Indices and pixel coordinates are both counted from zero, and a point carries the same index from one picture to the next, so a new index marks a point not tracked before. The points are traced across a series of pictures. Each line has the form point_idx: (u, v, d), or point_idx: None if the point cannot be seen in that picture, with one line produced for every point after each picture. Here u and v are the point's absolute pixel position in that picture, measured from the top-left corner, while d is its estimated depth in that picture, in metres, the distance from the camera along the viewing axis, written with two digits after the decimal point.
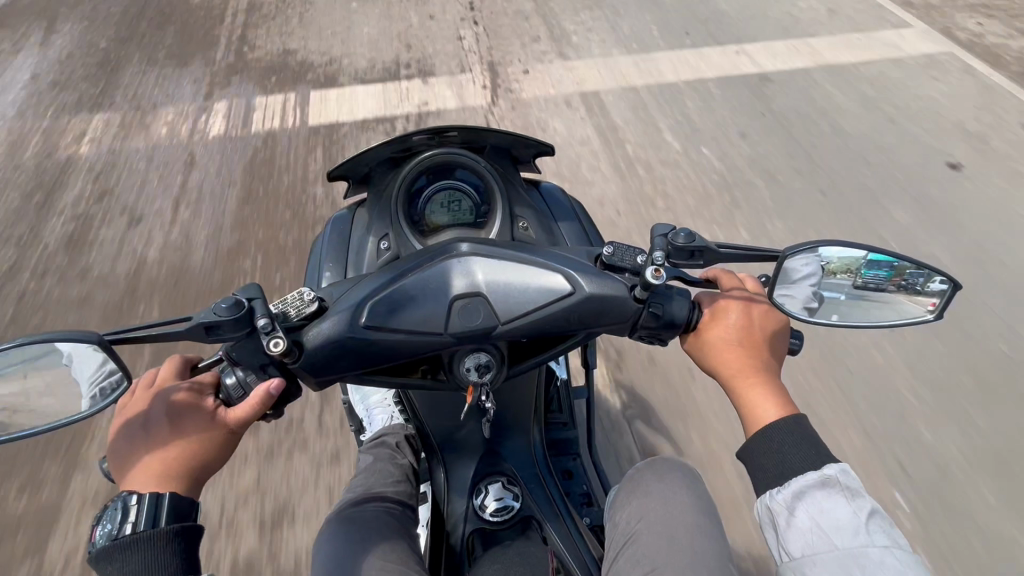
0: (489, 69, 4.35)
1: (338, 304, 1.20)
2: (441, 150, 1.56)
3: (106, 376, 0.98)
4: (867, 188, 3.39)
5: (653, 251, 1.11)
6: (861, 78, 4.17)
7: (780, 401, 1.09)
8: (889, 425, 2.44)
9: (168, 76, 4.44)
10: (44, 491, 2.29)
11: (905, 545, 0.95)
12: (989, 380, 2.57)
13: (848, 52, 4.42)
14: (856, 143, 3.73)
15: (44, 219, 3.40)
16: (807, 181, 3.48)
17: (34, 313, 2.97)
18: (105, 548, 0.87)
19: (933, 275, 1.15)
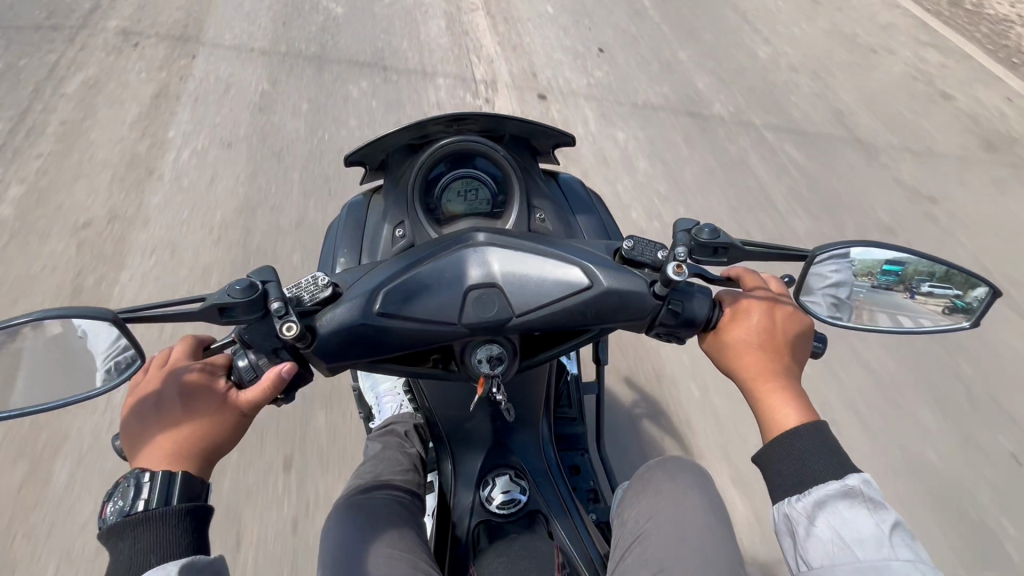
0: (506, 41, 4.17)
1: (352, 289, 1.19)
2: (460, 137, 1.53)
3: (121, 352, 0.98)
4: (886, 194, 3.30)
5: (675, 246, 1.08)
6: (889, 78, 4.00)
7: (801, 406, 1.06)
8: (908, 434, 2.39)
9: (168, 29, 4.22)
10: (49, 465, 2.28)
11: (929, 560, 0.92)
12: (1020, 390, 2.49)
13: (878, 43, 4.25)
14: (885, 139, 3.60)
15: (35, 177, 3.23)
16: (834, 180, 3.38)
17: (24, 277, 2.83)
18: (117, 523, 0.87)
19: (968, 276, 1.10)
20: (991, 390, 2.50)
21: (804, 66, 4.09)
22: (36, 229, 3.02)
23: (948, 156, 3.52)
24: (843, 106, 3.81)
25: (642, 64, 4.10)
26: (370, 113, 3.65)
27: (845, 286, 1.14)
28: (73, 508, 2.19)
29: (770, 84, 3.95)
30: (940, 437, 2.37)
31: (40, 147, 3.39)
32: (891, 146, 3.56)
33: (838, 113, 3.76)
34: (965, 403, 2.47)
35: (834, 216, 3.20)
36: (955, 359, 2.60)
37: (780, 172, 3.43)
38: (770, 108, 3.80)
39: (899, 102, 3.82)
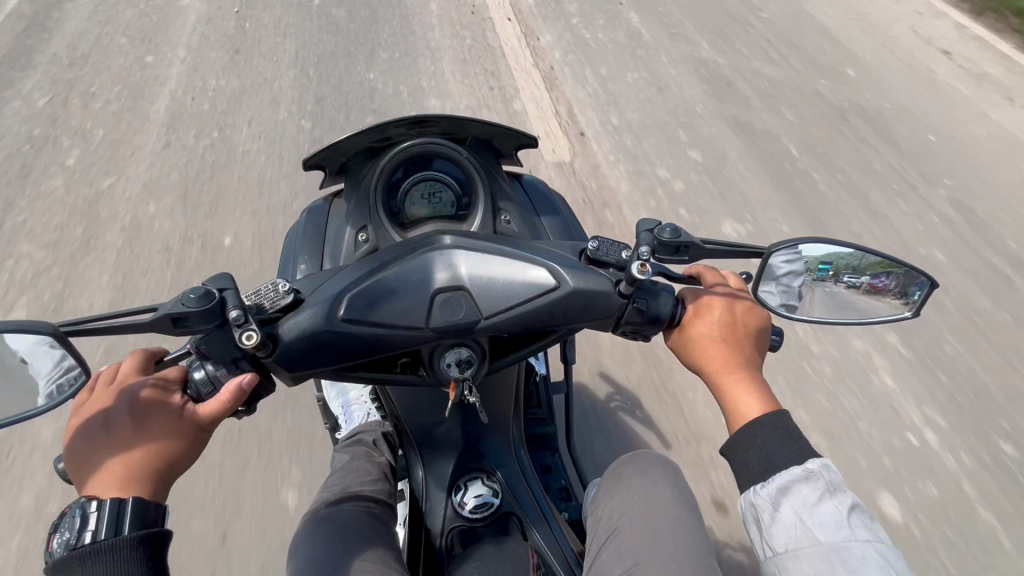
0: (474, 49, 4.23)
1: (315, 296, 1.16)
2: (421, 140, 1.51)
3: (63, 372, 0.92)
4: (845, 181, 3.37)
5: (638, 245, 1.10)
6: (845, 68, 4.10)
7: (763, 398, 1.10)
8: (867, 417, 2.48)
9: (132, 51, 4.20)
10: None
11: (884, 538, 0.97)
12: (969, 369, 2.60)
13: (834, 36, 4.38)
14: (851, 126, 3.70)
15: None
16: (793, 169, 3.45)
17: None
18: (63, 557, 0.82)
19: (907, 270, 1.18)
20: (943, 370, 2.60)
21: (767, 57, 4.20)
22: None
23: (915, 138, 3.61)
24: (808, 95, 3.92)
25: (612, 60, 4.16)
26: (338, 122, 3.64)
27: (801, 279, 1.19)
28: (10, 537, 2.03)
29: (740, 76, 4.05)
30: (896, 419, 2.47)
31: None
32: (856, 131, 3.67)
33: (805, 102, 3.87)
34: (926, 385, 2.56)
35: (804, 202, 3.27)
36: (915, 342, 2.71)
37: (752, 161, 3.48)
38: (739, 99, 3.88)
39: (863, 89, 3.93)
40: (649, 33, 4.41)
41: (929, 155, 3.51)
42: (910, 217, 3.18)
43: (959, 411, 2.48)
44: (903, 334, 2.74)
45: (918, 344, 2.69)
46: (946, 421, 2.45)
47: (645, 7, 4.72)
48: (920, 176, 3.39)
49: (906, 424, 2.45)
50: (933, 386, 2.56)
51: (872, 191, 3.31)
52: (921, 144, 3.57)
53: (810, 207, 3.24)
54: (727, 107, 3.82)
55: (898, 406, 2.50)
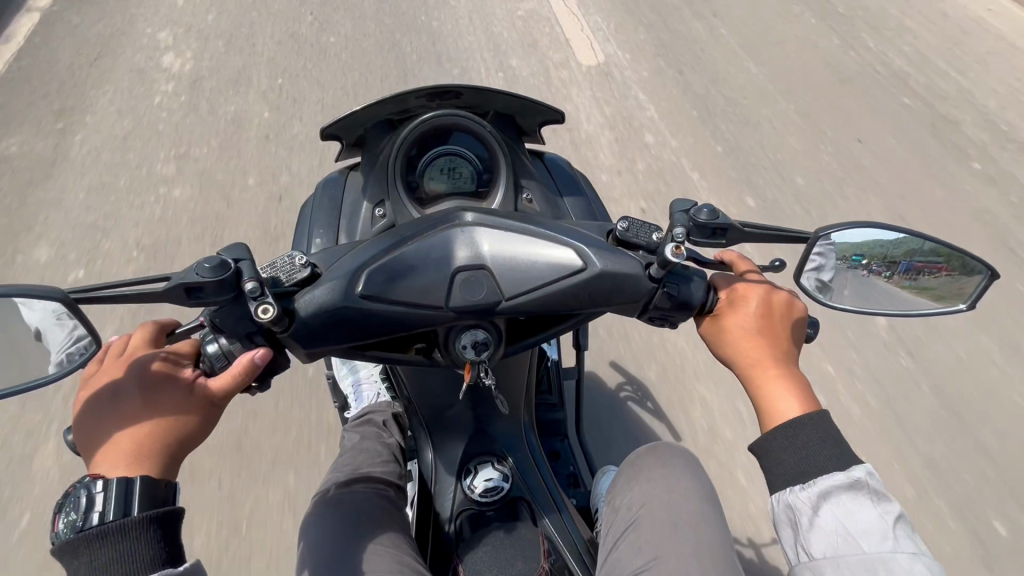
0: (498, 30, 4.16)
1: (332, 270, 1.11)
2: (442, 112, 1.45)
3: (73, 341, 0.89)
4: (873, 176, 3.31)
5: (673, 227, 1.05)
6: (875, 61, 4.01)
7: (797, 393, 1.05)
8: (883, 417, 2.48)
9: (151, 16, 4.12)
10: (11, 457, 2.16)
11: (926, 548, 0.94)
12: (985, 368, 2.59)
13: (865, 27, 4.27)
14: (877, 117, 3.63)
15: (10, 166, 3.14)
16: (819, 161, 3.39)
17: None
18: (71, 539, 0.79)
19: (963, 255, 1.12)
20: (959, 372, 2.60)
21: (796, 47, 4.12)
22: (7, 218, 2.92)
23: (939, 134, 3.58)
24: (833, 85, 3.86)
25: (639, 46, 4.09)
26: (359, 97, 3.59)
27: (845, 267, 1.13)
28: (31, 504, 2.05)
29: (763, 64, 3.99)
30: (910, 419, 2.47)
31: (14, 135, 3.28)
32: (881, 122, 3.62)
33: (829, 93, 3.80)
34: (943, 386, 2.55)
35: (824, 196, 3.23)
36: (931, 344, 2.70)
37: (772, 152, 3.44)
38: (762, 87, 3.83)
39: (894, 84, 3.85)
40: (679, 20, 4.33)
41: (955, 150, 3.45)
42: (937, 215, 3.14)
43: (971, 414, 2.48)
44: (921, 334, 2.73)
45: (934, 345, 2.69)
46: (959, 425, 2.46)
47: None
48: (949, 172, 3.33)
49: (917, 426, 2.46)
50: (948, 388, 2.55)
51: (897, 186, 3.27)
52: (944, 141, 3.54)
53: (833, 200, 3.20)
54: (750, 94, 3.76)
55: (911, 408, 2.50)
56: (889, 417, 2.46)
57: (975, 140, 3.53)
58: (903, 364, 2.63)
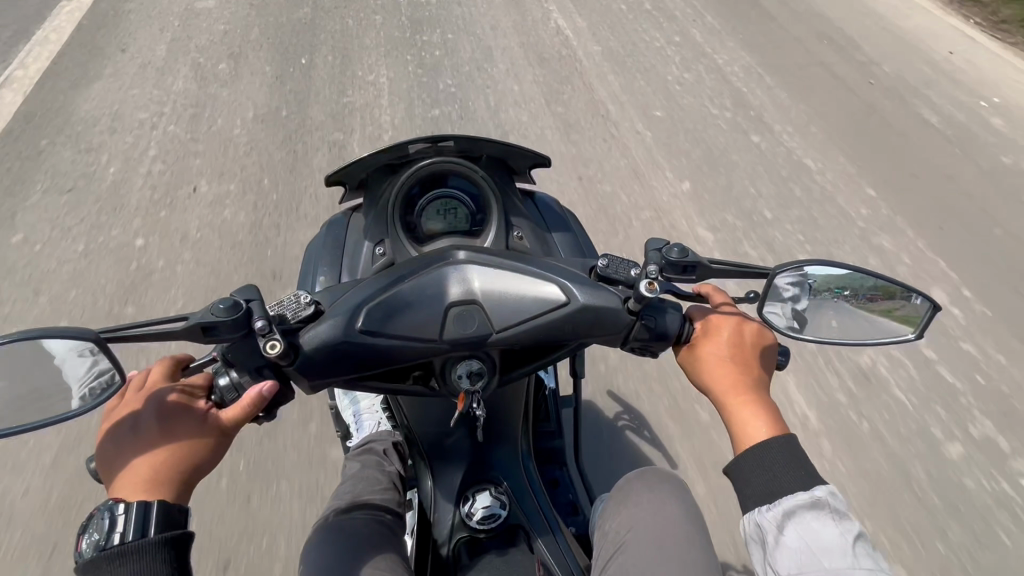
0: (501, 64, 4.32)
1: (335, 307, 1.21)
2: (438, 158, 1.57)
3: (96, 376, 0.98)
4: (862, 208, 3.39)
5: (647, 264, 1.14)
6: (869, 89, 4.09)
7: (769, 418, 1.12)
8: (883, 441, 2.47)
9: (170, 55, 4.32)
10: (25, 485, 2.23)
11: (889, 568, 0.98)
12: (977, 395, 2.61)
13: (858, 55, 4.35)
14: (864, 147, 3.72)
15: (35, 202, 3.30)
16: (808, 192, 3.48)
17: (13, 298, 2.85)
18: (93, 557, 0.87)
19: (916, 294, 1.21)
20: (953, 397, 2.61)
21: (790, 76, 4.22)
22: (28, 251, 3.05)
23: (932, 154, 3.66)
24: (823, 111, 3.95)
25: (637, 77, 4.21)
26: (368, 134, 3.72)
27: (807, 300, 1.21)
28: (44, 531, 2.11)
29: (756, 92, 4.12)
30: (908, 443, 2.46)
31: (40, 172, 3.45)
32: (872, 147, 3.71)
33: (821, 122, 3.89)
34: (937, 410, 2.56)
35: (816, 223, 3.32)
36: (927, 368, 2.70)
37: (764, 181, 3.53)
38: (754, 114, 3.93)
39: (887, 113, 3.92)
40: (676, 51, 4.46)
41: (942, 179, 3.52)
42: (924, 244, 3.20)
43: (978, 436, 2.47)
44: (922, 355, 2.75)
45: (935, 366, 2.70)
46: (966, 447, 2.44)
47: (673, 23, 4.75)
48: (937, 202, 3.39)
49: (923, 449, 2.44)
50: (942, 412, 2.56)
51: (885, 215, 3.34)
52: (937, 162, 3.62)
53: (827, 227, 3.28)
54: (743, 124, 3.86)
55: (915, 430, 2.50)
56: (884, 443, 2.46)
57: (967, 163, 3.61)
58: (900, 387, 2.64)
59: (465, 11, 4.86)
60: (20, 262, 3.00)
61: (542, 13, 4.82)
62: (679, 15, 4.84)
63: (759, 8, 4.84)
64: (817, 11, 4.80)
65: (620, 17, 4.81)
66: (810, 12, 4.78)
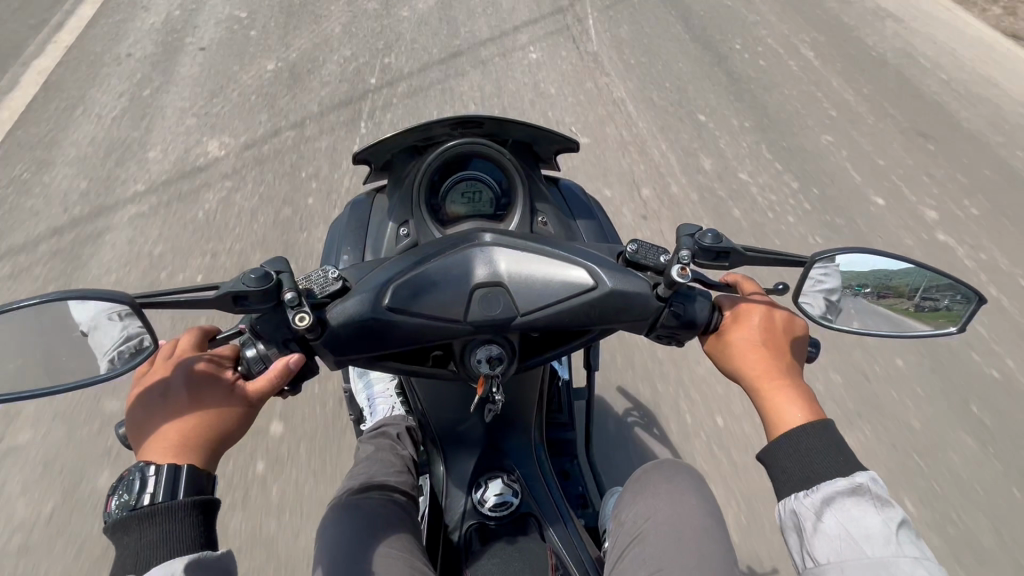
0: (517, 57, 4.30)
1: (361, 284, 1.20)
2: (464, 140, 1.55)
3: (127, 339, 0.98)
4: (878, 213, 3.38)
5: (679, 249, 1.13)
6: (883, 100, 4.12)
7: (800, 406, 1.10)
8: (890, 445, 2.49)
9: (187, 37, 4.32)
10: (45, 459, 2.27)
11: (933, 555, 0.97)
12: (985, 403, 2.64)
13: (873, 67, 4.38)
14: (879, 155, 3.73)
15: (48, 177, 3.29)
16: (824, 195, 3.48)
17: (25, 271, 2.85)
18: (123, 518, 0.87)
19: (955, 284, 1.18)
20: (962, 403, 2.63)
21: (806, 83, 4.23)
22: (42, 225, 3.05)
23: (945, 166, 3.69)
24: (838, 119, 3.96)
25: (653, 76, 4.20)
26: (382, 118, 3.70)
27: (841, 291, 1.19)
28: (64, 504, 2.16)
29: (772, 96, 4.11)
30: (915, 447, 2.49)
31: (54, 149, 3.45)
32: (888, 156, 3.73)
33: (837, 129, 3.89)
34: (945, 416, 2.59)
35: (831, 226, 3.31)
36: (936, 374, 2.72)
37: (779, 183, 3.52)
38: (771, 118, 3.94)
39: (900, 124, 3.95)
40: (693, 52, 4.45)
41: (955, 190, 3.55)
42: (937, 252, 3.21)
43: (986, 447, 2.50)
44: (933, 363, 2.76)
45: (946, 376, 2.71)
46: (973, 457, 2.47)
47: (691, 24, 4.74)
48: (949, 213, 3.42)
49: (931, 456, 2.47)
50: (951, 419, 2.58)
51: (900, 222, 3.34)
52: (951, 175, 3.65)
53: (843, 231, 3.28)
54: (759, 128, 3.86)
55: (924, 437, 2.52)
56: (893, 447, 2.48)
57: (981, 176, 3.64)
58: (910, 392, 2.66)
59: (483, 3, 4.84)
60: (33, 236, 3.00)
61: (560, 9, 4.81)
62: (697, 16, 4.84)
63: (778, 16, 4.88)
64: (834, 21, 4.83)
65: (638, 16, 4.79)
66: (825, 23, 4.82)
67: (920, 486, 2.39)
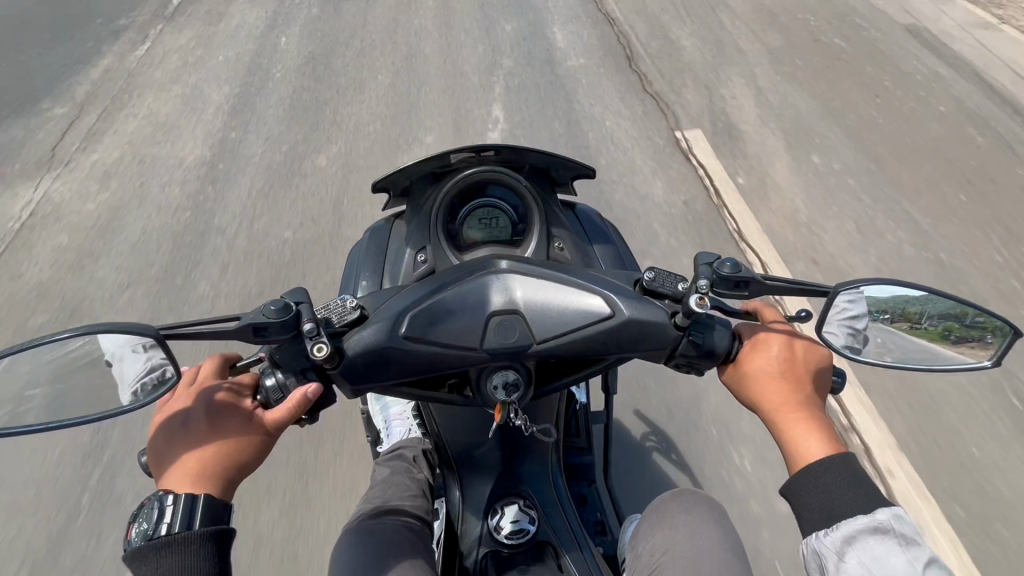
0: (532, 79, 4.37)
1: (378, 312, 1.21)
2: (481, 168, 1.57)
3: (149, 371, 0.99)
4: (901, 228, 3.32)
5: (697, 278, 1.11)
6: (901, 113, 4.08)
7: (826, 437, 1.06)
8: (925, 467, 2.39)
9: (215, 70, 4.52)
10: (75, 482, 2.35)
11: None
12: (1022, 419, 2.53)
13: (889, 81, 4.35)
14: (899, 169, 3.68)
15: (87, 208, 3.47)
16: (842, 212, 3.43)
17: (66, 301, 3.01)
18: (141, 546, 0.88)
19: (987, 317, 1.14)
20: (996, 421, 2.53)
21: (823, 100, 4.19)
22: (79, 255, 3.21)
23: (969, 179, 3.63)
24: (856, 134, 3.92)
25: (667, 96, 4.22)
26: (400, 144, 3.80)
27: (865, 320, 1.16)
28: (93, 526, 2.23)
29: (788, 112, 4.08)
30: (950, 467, 2.39)
31: (91, 181, 3.64)
32: (914, 171, 3.67)
33: (854, 145, 3.85)
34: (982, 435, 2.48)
35: (852, 243, 3.26)
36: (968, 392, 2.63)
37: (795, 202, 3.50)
38: (793, 135, 3.91)
39: (920, 137, 3.90)
40: (708, 70, 4.45)
41: (980, 201, 3.49)
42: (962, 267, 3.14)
43: None
44: (975, 392, 2.64)
45: (987, 401, 2.59)
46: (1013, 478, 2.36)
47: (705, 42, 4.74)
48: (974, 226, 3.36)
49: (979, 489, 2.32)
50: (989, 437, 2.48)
51: (922, 237, 3.28)
52: (989, 195, 3.54)
53: (862, 248, 3.23)
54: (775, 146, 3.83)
55: (962, 473, 2.42)
56: (926, 472, 2.38)
57: (1011, 192, 3.56)
58: (943, 410, 2.56)
59: (498, 27, 4.94)
60: (71, 267, 3.16)
61: (578, 29, 4.88)
62: (711, 34, 4.85)
63: (793, 33, 4.86)
64: (850, 36, 4.80)
65: (651, 35, 4.82)
66: (842, 38, 4.78)
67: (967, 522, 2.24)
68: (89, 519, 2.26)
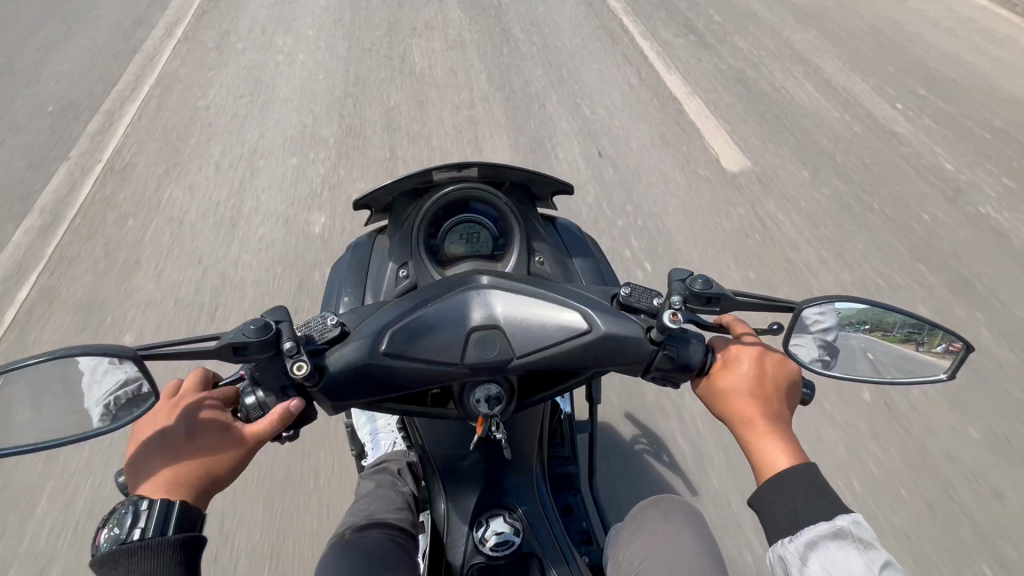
0: (519, 96, 4.47)
1: (359, 330, 1.23)
2: (461, 185, 1.60)
3: (121, 387, 0.99)
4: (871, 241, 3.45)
5: (670, 295, 1.15)
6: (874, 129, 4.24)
7: (792, 448, 1.10)
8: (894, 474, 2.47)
9: (208, 87, 4.58)
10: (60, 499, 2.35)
11: None
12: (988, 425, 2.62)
13: (863, 98, 4.52)
14: (871, 184, 3.81)
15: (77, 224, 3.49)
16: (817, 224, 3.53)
17: (53, 316, 3.01)
18: (112, 551, 0.88)
19: (943, 332, 1.19)
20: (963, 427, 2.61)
21: (800, 115, 4.34)
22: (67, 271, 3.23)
23: (937, 192, 3.77)
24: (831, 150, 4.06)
25: (650, 113, 4.35)
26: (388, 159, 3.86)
27: (833, 332, 1.20)
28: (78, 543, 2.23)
29: (766, 128, 4.22)
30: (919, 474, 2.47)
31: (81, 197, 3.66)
32: (886, 185, 3.80)
33: (829, 160, 3.98)
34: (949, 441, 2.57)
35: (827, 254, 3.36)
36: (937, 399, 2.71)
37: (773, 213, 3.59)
38: (771, 150, 4.04)
39: (891, 152, 4.05)
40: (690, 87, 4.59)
41: (947, 215, 3.62)
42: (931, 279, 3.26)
43: (997, 478, 2.45)
44: (950, 399, 2.71)
45: (955, 407, 2.68)
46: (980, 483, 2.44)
47: (687, 60, 4.89)
48: (942, 238, 3.48)
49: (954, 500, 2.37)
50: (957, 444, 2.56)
51: (894, 248, 3.40)
52: (961, 210, 3.66)
53: (836, 259, 3.33)
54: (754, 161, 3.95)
55: (938, 476, 2.47)
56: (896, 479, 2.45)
57: (979, 204, 3.70)
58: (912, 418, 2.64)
59: (487, 47, 5.07)
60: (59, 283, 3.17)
61: (565, 50, 5.02)
62: (693, 51, 4.99)
63: (771, 50, 5.03)
64: (824, 56, 4.99)
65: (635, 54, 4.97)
66: (818, 58, 4.97)
67: (938, 530, 2.30)
68: (73, 537, 2.26)
